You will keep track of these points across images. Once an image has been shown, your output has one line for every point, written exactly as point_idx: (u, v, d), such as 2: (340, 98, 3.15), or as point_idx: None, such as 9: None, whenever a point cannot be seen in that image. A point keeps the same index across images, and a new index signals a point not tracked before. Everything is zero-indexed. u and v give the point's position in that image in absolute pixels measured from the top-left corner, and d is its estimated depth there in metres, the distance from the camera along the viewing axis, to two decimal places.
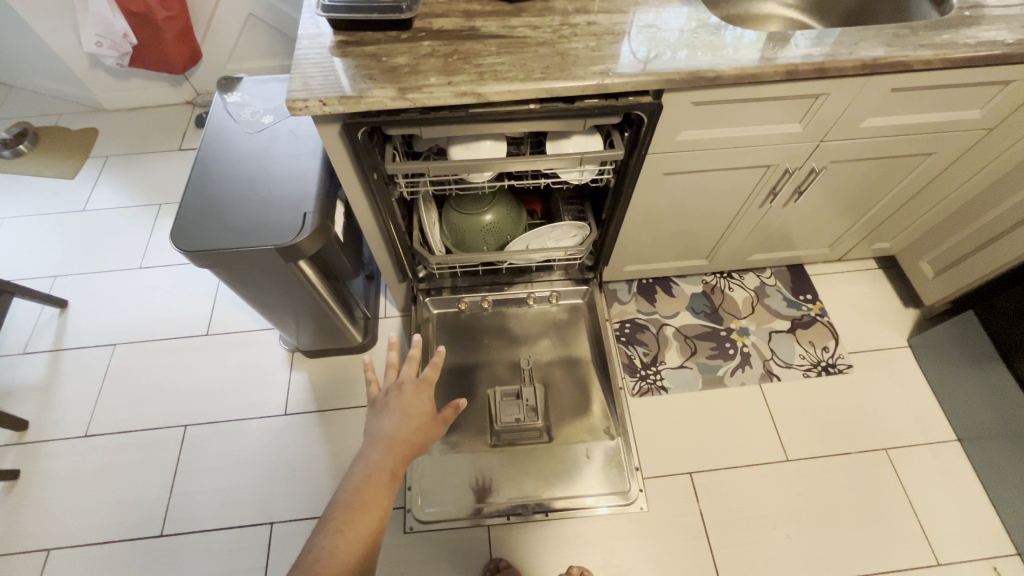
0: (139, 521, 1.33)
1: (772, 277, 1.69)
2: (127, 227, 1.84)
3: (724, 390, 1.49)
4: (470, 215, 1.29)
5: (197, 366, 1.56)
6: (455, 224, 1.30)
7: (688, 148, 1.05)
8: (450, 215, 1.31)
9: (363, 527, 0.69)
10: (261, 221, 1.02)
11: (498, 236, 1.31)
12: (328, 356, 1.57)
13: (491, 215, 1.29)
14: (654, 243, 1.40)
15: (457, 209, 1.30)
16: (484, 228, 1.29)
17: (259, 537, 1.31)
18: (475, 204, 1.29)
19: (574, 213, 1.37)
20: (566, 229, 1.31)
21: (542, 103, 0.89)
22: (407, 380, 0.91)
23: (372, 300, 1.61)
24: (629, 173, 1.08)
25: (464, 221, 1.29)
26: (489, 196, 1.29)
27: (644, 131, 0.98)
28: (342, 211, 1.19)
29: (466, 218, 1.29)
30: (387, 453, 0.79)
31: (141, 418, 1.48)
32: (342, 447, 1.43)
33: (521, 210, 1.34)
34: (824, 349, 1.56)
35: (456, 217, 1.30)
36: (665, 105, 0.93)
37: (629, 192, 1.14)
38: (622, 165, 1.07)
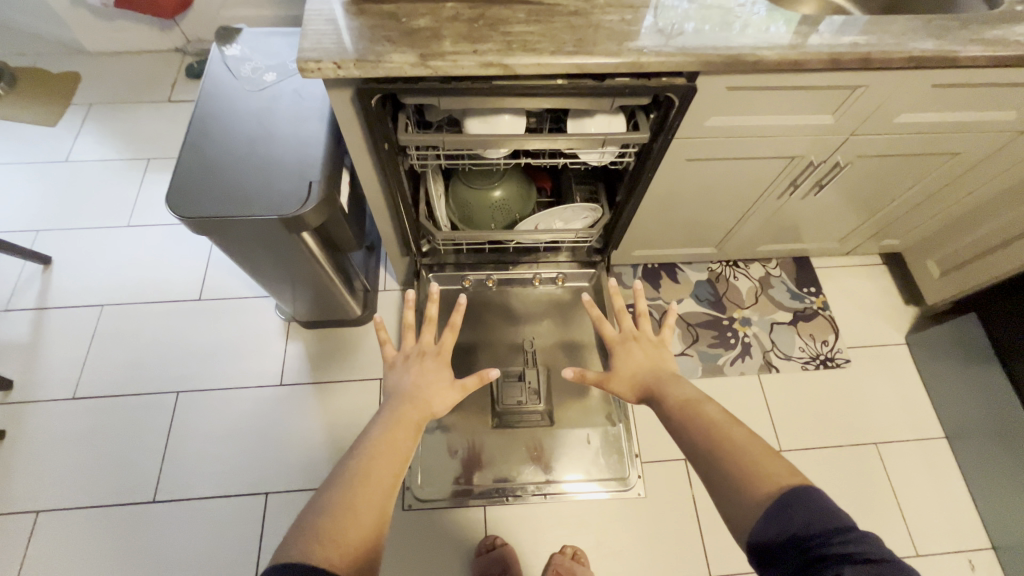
0: (131, 486, 1.32)
1: (778, 268, 1.67)
2: (113, 182, 1.75)
3: (723, 379, 1.49)
4: (477, 189, 1.25)
5: (189, 331, 1.51)
6: (464, 200, 1.25)
7: (714, 136, 1.01)
8: (456, 188, 1.26)
9: (391, 461, 0.73)
10: (263, 188, 0.97)
11: (505, 213, 1.28)
12: (325, 328, 1.53)
13: (499, 191, 1.25)
14: (666, 229, 1.37)
15: (466, 184, 1.25)
16: (492, 204, 1.26)
17: (253, 507, 1.31)
18: (483, 179, 1.25)
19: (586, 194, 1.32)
20: (577, 211, 1.26)
21: (570, 79, 0.83)
22: (429, 352, 0.95)
23: (372, 272, 1.56)
24: (651, 158, 1.03)
25: (470, 196, 1.25)
26: (498, 171, 1.25)
27: (672, 113, 0.93)
28: (347, 179, 1.13)
29: (473, 193, 1.25)
30: (411, 404, 0.84)
31: (131, 382, 1.44)
32: (339, 421, 1.42)
33: (530, 187, 1.30)
34: (823, 343, 1.56)
35: (463, 191, 1.26)
36: (699, 88, 0.88)
37: (648, 177, 1.10)
38: (645, 150, 1.03)
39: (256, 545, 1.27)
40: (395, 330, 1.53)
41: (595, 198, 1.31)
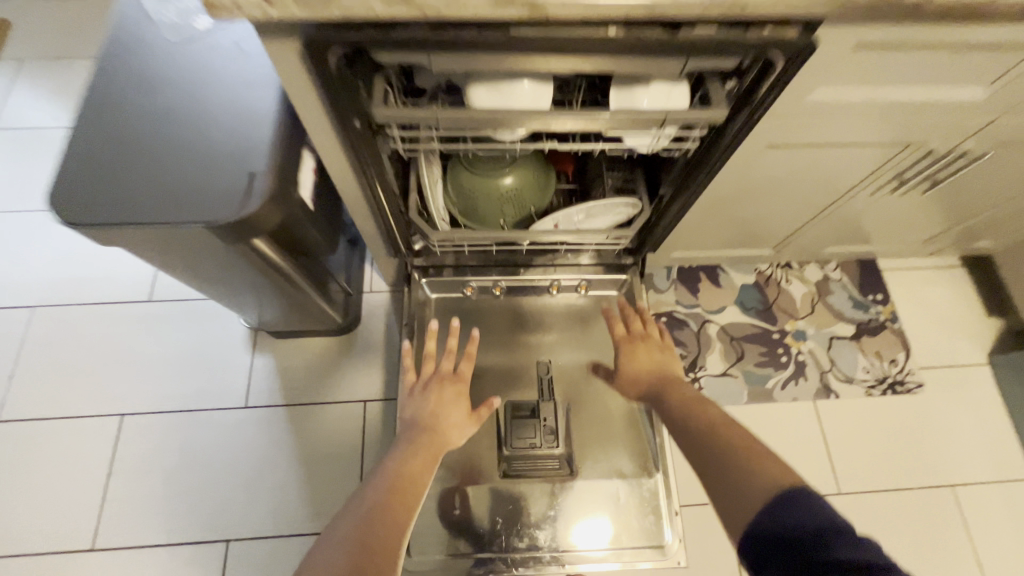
0: (67, 530, 1.11)
1: (838, 270, 1.41)
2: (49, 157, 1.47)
3: (772, 406, 1.26)
4: (481, 174, 0.97)
5: (137, 340, 1.27)
6: (466, 190, 0.99)
7: (815, 115, 0.73)
8: (455, 173, 0.99)
9: (403, 505, 0.67)
10: (188, 181, 0.70)
11: (516, 206, 1.01)
12: (299, 338, 1.28)
13: (510, 176, 0.98)
14: (717, 228, 1.11)
15: (468, 169, 0.98)
16: (501, 196, 0.99)
17: (212, 557, 1.10)
18: (490, 161, 0.97)
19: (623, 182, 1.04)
20: (609, 206, 1.00)
21: (628, 27, 0.55)
22: (445, 378, 0.90)
23: (355, 272, 1.30)
24: (723, 143, 0.76)
25: (473, 183, 0.98)
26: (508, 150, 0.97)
27: (774, 76, 0.65)
28: (312, 165, 0.86)
29: (477, 178, 0.98)
30: (424, 438, 0.79)
31: (67, 403, 1.21)
32: (314, 452, 1.19)
33: (549, 171, 1.03)
34: (892, 362, 1.31)
35: (464, 178, 0.98)
36: (819, 43, 0.60)
37: (715, 169, 0.83)
38: (717, 131, 0.76)
39: None
40: (382, 341, 1.28)
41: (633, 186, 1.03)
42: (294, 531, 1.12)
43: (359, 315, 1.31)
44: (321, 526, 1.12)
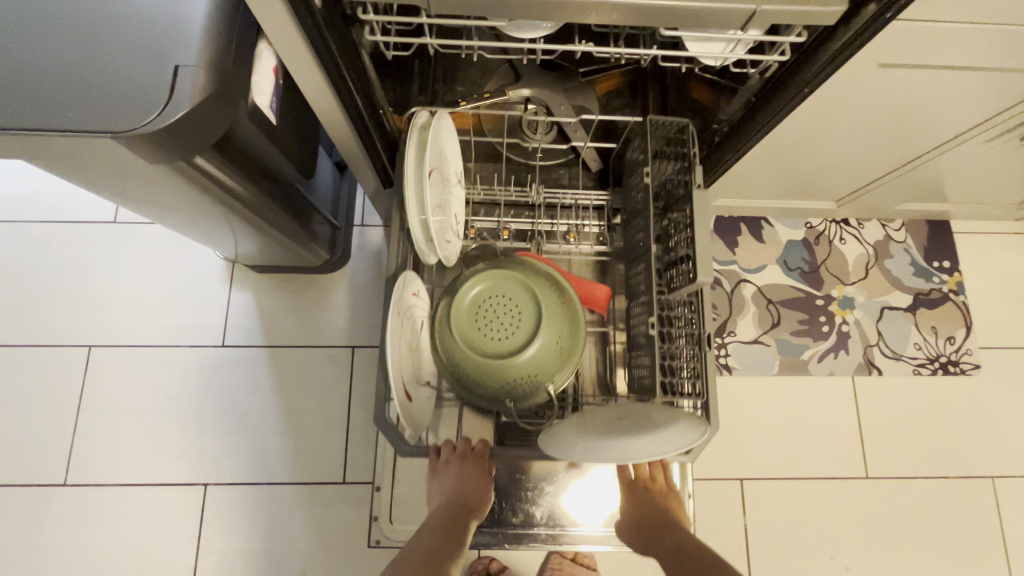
0: (37, 465, 1.04)
1: (902, 229, 1.21)
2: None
3: (808, 379, 1.13)
4: (485, 335, 0.76)
5: (102, 269, 1.14)
6: (468, 372, 0.76)
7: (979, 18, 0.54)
8: (445, 326, 0.78)
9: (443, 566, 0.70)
10: (94, 81, 0.50)
11: (532, 386, 0.76)
12: (281, 275, 1.14)
13: (526, 344, 0.75)
14: (773, 174, 0.95)
15: (470, 328, 0.77)
16: (516, 375, 0.75)
17: (191, 500, 1.04)
18: (499, 316, 0.77)
19: (689, 378, 0.76)
20: (663, 415, 0.70)
21: None
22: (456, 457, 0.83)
23: (341, 201, 1.14)
24: (803, 84, 0.61)
25: (472, 355, 0.75)
26: (523, 306, 0.77)
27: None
28: (274, 72, 0.66)
29: (478, 342, 0.76)
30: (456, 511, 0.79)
31: (30, 330, 1.10)
32: (299, 401, 1.08)
33: (575, 337, 0.79)
34: (948, 340, 1.15)
35: (466, 355, 0.76)
36: None
37: (777, 116, 0.68)
38: (785, 74, 0.64)
39: (195, 545, 1.02)
40: (374, 284, 1.14)
41: (700, 386, 0.74)
42: (274, 483, 1.05)
43: (347, 252, 1.15)
44: (304, 479, 1.05)
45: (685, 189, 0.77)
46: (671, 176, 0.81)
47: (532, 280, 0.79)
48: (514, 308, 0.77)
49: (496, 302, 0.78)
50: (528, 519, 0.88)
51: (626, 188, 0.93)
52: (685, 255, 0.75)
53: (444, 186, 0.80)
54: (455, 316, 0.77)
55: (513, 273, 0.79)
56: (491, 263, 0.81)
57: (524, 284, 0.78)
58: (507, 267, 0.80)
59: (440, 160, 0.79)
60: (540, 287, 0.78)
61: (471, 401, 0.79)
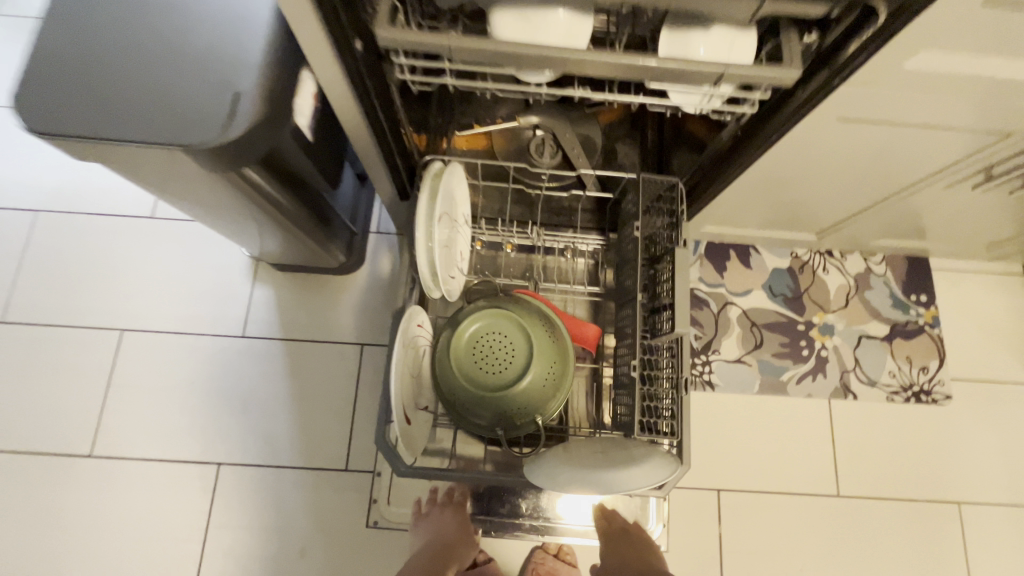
0: (66, 435, 1.13)
1: (882, 264, 1.28)
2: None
3: (786, 399, 1.20)
4: (480, 369, 0.82)
5: (138, 259, 1.24)
6: (466, 403, 0.83)
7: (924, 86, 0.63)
8: (445, 361, 0.84)
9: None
10: (165, 102, 0.60)
11: (524, 418, 0.83)
12: (300, 274, 1.23)
13: (518, 379, 0.81)
14: (757, 206, 1.03)
15: (467, 361, 0.83)
16: (510, 409, 0.82)
17: (203, 477, 1.12)
18: (494, 350, 0.83)
19: (666, 418, 0.83)
20: (641, 451, 0.77)
21: None
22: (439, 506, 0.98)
23: (360, 210, 1.23)
24: (772, 132, 0.70)
25: (470, 389, 0.82)
26: (516, 344, 0.83)
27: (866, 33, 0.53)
28: (313, 97, 0.76)
29: (474, 375, 0.82)
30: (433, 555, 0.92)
31: (68, 311, 1.20)
32: (309, 391, 1.17)
33: (564, 372, 0.86)
34: (921, 370, 1.22)
35: (464, 389, 0.82)
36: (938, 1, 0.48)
37: (751, 158, 0.78)
38: (756, 123, 0.72)
39: (205, 519, 1.10)
40: (385, 288, 1.23)
41: (675, 427, 0.80)
42: (282, 466, 1.13)
43: (362, 259, 1.24)
44: (309, 464, 1.13)
45: (669, 246, 0.86)
46: (659, 231, 0.90)
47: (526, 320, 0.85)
48: (508, 344, 0.83)
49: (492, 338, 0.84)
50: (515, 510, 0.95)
51: (621, 236, 1.00)
52: (667, 304, 0.83)
53: (453, 225, 0.91)
54: (455, 352, 0.83)
55: (509, 311, 0.85)
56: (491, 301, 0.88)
57: (519, 323, 0.84)
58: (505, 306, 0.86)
59: (450, 200, 0.90)
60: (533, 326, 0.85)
61: (467, 428, 0.86)
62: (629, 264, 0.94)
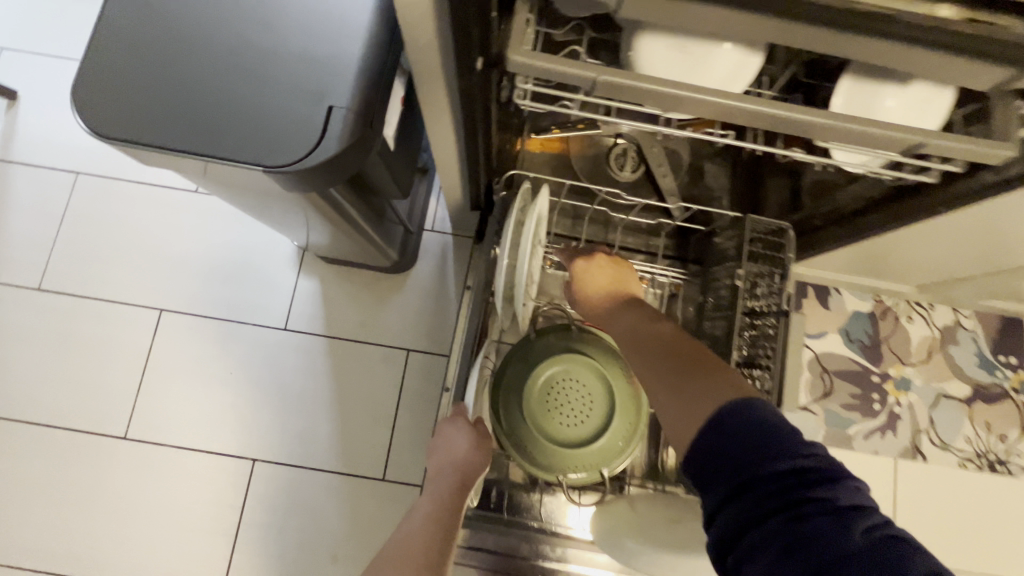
0: (100, 413, 1.10)
1: (973, 318, 1.18)
2: None
3: (850, 454, 1.12)
4: (552, 416, 0.78)
5: (180, 236, 1.17)
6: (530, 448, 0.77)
7: None
8: (514, 400, 0.79)
9: None
10: (249, 108, 0.52)
11: (588, 471, 0.77)
12: (348, 269, 1.16)
13: (590, 432, 0.78)
14: (863, 253, 0.93)
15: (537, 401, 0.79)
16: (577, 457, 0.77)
17: (237, 472, 1.08)
18: (569, 399, 0.79)
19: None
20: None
21: None
22: None
23: (417, 207, 1.14)
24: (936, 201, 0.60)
25: (538, 434, 0.77)
26: (594, 395, 0.79)
27: None
28: (401, 100, 0.67)
29: (546, 423, 0.78)
30: None
31: (107, 284, 1.15)
32: (350, 393, 1.12)
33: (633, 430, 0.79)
34: (999, 438, 1.14)
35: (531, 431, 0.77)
36: None
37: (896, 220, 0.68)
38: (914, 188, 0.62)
39: (237, 514, 1.07)
40: (436, 292, 1.16)
41: None
42: (317, 468, 1.09)
43: (414, 260, 1.16)
44: (345, 469, 1.09)
45: (777, 302, 0.77)
46: (762, 278, 0.81)
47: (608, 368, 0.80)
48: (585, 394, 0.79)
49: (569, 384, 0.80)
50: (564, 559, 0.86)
51: (710, 273, 0.91)
52: (766, 364, 0.75)
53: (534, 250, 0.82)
54: (525, 392, 0.79)
55: (587, 357, 0.81)
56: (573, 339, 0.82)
57: (597, 371, 0.80)
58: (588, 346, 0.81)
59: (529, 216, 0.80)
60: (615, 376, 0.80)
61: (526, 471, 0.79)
62: (720, 309, 0.85)
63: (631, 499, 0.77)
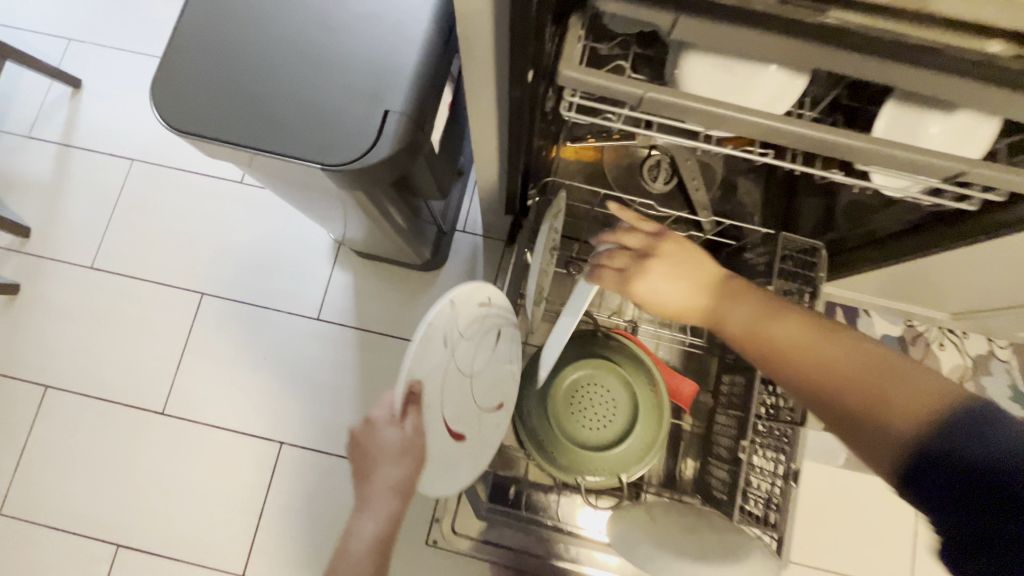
0: (141, 389, 1.16)
1: (1008, 350, 1.15)
2: None
3: (871, 479, 1.11)
4: (575, 416, 0.81)
5: (223, 224, 1.23)
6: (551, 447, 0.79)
7: None
8: (540, 400, 0.81)
9: None
10: (310, 109, 0.55)
11: (608, 474, 0.78)
12: (381, 264, 1.20)
13: (613, 439, 0.79)
14: (896, 277, 0.93)
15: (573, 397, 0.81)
16: (597, 460, 0.78)
17: (264, 453, 1.13)
18: (593, 400, 0.82)
19: (764, 507, 0.76)
20: (737, 546, 0.70)
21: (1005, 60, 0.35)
22: None
23: (452, 208, 1.17)
24: (976, 228, 0.60)
25: (560, 433, 0.79)
26: (619, 403, 0.81)
27: None
28: (448, 105, 0.69)
29: (569, 424, 0.80)
30: None
31: (154, 266, 1.21)
32: (375, 384, 1.15)
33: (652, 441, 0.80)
34: None
35: (553, 428, 0.79)
36: None
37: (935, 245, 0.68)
38: (955, 214, 0.62)
39: (262, 493, 1.11)
40: None
41: (776, 520, 0.74)
42: (339, 455, 1.12)
43: (445, 259, 1.20)
44: None
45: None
46: (790, 295, 0.81)
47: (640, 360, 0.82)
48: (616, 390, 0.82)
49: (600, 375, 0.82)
50: (577, 558, 0.87)
51: None
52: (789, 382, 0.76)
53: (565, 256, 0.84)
54: (551, 391, 0.81)
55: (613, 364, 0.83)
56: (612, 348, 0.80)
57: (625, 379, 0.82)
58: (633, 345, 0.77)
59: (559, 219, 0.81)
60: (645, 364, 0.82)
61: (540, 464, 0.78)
62: None
63: (648, 504, 0.79)
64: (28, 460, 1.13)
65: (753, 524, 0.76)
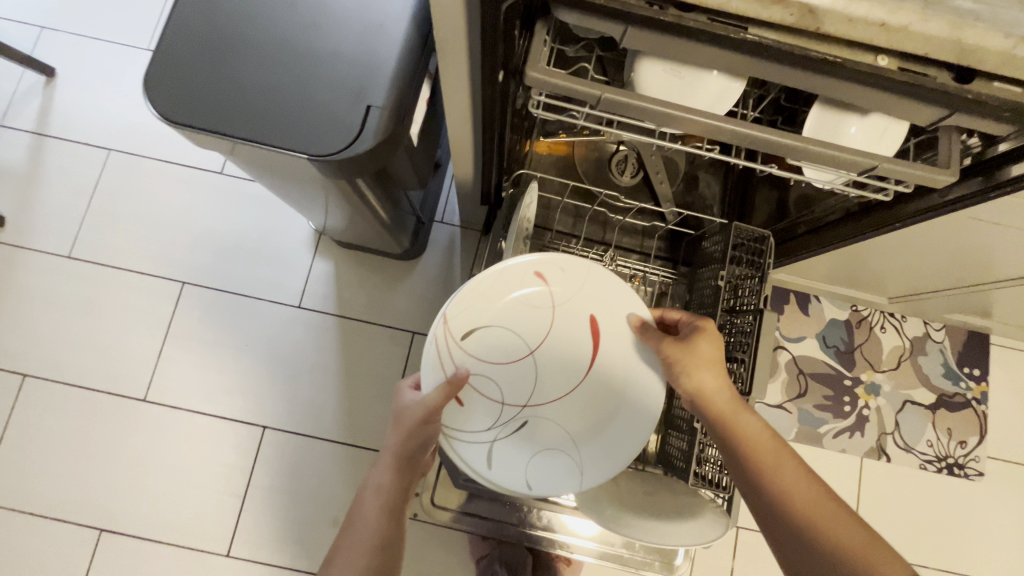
0: (121, 377, 1.17)
1: (942, 332, 1.26)
2: None
3: (819, 452, 1.20)
4: None
5: (203, 214, 1.25)
6: None
7: None
8: None
9: None
10: (296, 103, 0.59)
11: None
12: (361, 253, 1.24)
13: None
14: (839, 264, 1.02)
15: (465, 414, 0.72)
16: None
17: (247, 437, 1.16)
18: None
19: (718, 471, 0.85)
20: (693, 504, 0.77)
21: (893, 72, 0.42)
22: None
23: (429, 199, 1.22)
24: (897, 219, 0.68)
25: None
26: None
27: None
28: (426, 101, 0.74)
29: None
30: None
31: (132, 256, 1.22)
32: (356, 369, 1.19)
33: None
34: (959, 444, 1.22)
35: None
36: None
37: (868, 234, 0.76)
38: (880, 207, 0.71)
39: (245, 475, 1.14)
40: (442, 279, 1.24)
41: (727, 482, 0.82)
42: (322, 438, 1.16)
43: (424, 248, 1.24)
44: (348, 441, 1.16)
45: (754, 302, 0.84)
46: (742, 279, 0.89)
47: (562, 447, 0.73)
48: (515, 450, 0.73)
49: (492, 433, 0.73)
50: (549, 526, 0.93)
51: (697, 274, 0.99)
52: (739, 358, 0.84)
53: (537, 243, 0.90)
54: None
55: None
56: (506, 424, 0.73)
57: None
58: (548, 417, 0.74)
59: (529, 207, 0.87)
60: (570, 451, 0.74)
61: None
62: (703, 306, 0.94)
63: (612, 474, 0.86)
64: (8, 448, 1.13)
65: (707, 487, 0.84)
